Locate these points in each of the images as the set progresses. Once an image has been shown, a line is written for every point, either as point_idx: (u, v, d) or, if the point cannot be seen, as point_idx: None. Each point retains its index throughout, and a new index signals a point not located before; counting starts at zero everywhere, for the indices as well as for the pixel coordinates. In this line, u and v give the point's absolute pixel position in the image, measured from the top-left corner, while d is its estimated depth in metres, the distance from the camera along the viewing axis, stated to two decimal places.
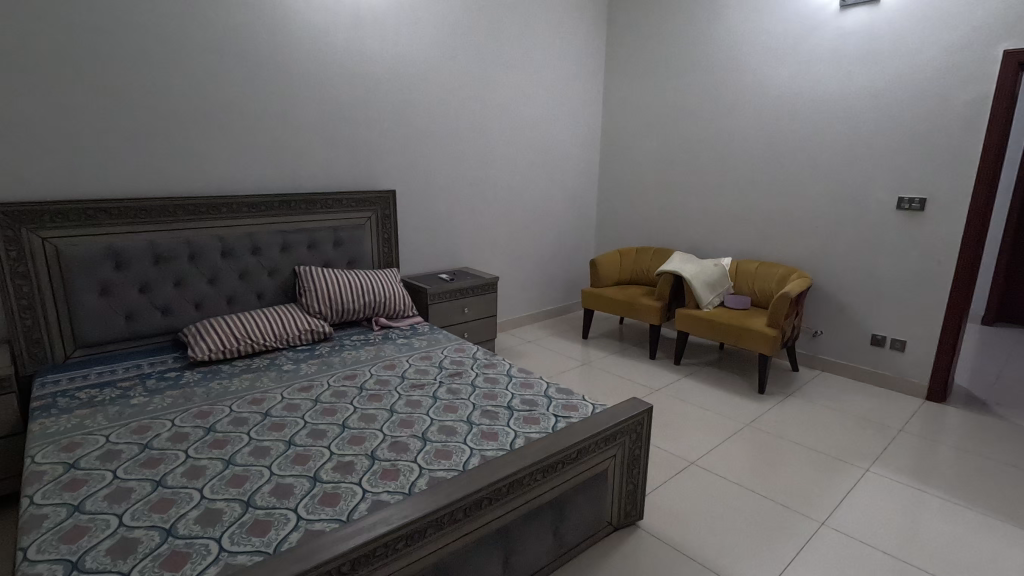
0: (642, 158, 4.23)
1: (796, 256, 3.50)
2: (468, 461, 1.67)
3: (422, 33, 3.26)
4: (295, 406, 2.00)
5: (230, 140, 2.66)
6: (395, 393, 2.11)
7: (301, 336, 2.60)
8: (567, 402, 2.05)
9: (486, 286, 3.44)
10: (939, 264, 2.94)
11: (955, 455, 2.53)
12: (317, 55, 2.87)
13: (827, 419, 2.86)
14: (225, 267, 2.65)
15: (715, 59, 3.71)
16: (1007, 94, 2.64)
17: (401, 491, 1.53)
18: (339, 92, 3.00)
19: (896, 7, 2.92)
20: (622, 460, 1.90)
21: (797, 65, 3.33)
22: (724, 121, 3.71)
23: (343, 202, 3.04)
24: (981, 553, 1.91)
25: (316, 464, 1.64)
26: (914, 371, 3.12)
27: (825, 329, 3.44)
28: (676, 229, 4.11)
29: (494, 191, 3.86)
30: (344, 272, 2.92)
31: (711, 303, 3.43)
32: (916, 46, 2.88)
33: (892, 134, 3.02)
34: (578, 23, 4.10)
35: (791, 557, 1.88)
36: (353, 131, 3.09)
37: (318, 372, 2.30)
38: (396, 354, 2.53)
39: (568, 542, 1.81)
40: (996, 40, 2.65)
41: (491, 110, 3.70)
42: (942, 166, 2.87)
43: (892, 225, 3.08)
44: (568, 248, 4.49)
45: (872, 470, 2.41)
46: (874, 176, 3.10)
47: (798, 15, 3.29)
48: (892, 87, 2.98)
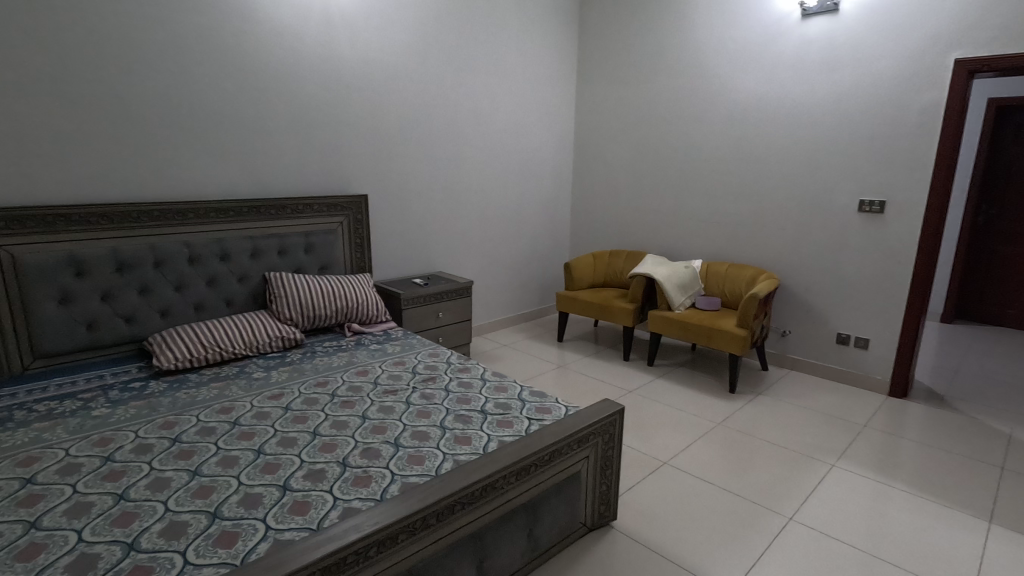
0: (614, 162, 4.28)
1: (763, 258, 3.58)
2: (441, 465, 1.66)
3: (393, 37, 3.25)
4: (265, 415, 1.96)
5: (197, 145, 2.62)
6: (368, 399, 2.09)
7: (271, 343, 2.56)
8: (540, 404, 2.06)
9: (461, 290, 3.44)
10: (899, 264, 3.05)
11: (916, 448, 2.62)
12: (286, 58, 2.85)
13: (795, 417, 2.93)
14: (193, 273, 2.59)
15: (683, 65, 3.78)
16: (959, 101, 2.76)
17: (373, 497, 1.51)
18: (309, 95, 2.97)
19: (854, 17, 3.03)
20: (595, 461, 1.92)
21: (762, 72, 3.41)
22: (693, 126, 3.79)
23: (314, 207, 3.01)
24: (941, 544, 1.97)
25: (286, 473, 1.62)
26: (877, 368, 3.22)
27: (793, 329, 3.53)
28: (647, 232, 4.17)
29: (468, 195, 3.86)
30: (316, 278, 2.89)
31: (683, 304, 3.48)
32: (874, 55, 2.99)
33: (853, 139, 3.11)
34: (550, 29, 4.14)
35: (761, 552, 1.92)
36: (324, 135, 3.06)
37: (289, 380, 2.27)
38: (368, 359, 2.51)
39: (543, 544, 1.82)
40: (948, 50, 2.77)
41: (463, 115, 3.71)
42: (901, 169, 2.98)
43: (854, 227, 3.18)
44: (542, 252, 4.51)
45: (837, 465, 2.47)
46: (836, 179, 3.20)
47: (762, 24, 3.38)
48: (852, 94, 3.09)
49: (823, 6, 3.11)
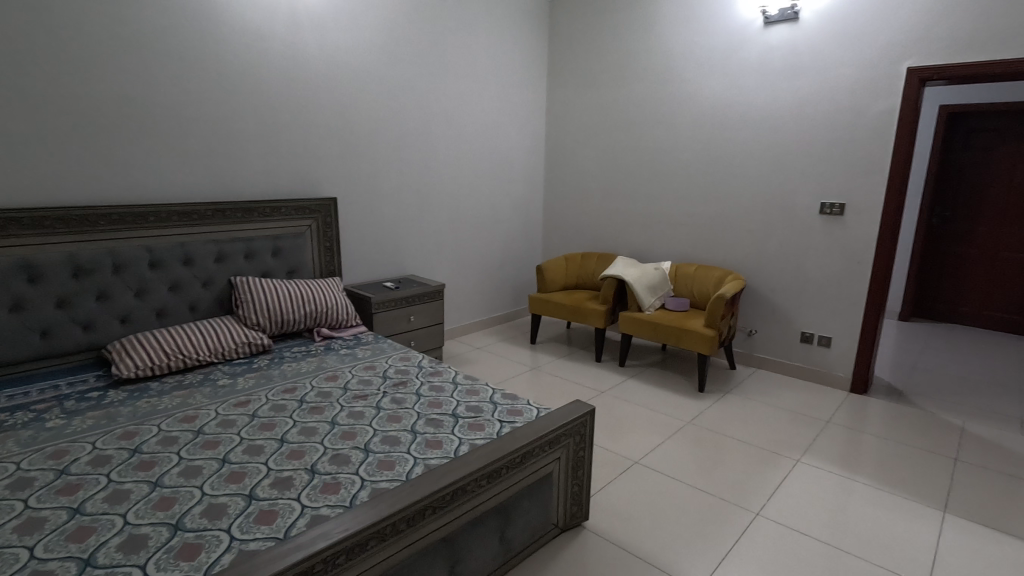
0: (584, 165, 4.32)
1: (730, 259, 3.66)
2: (411, 470, 1.65)
3: (361, 39, 3.22)
4: (230, 423, 1.92)
5: (158, 146, 2.55)
6: (337, 405, 2.06)
7: (238, 349, 2.50)
8: (512, 407, 2.06)
9: (432, 294, 3.42)
10: (858, 265, 3.15)
11: (877, 443, 2.71)
12: (251, 58, 2.79)
13: (762, 414, 2.99)
14: (154, 278, 2.52)
15: (651, 70, 3.84)
16: (911, 108, 2.87)
17: (342, 504, 1.49)
18: (275, 97, 2.92)
19: (814, 26, 3.13)
20: (566, 462, 1.93)
21: (727, 77, 3.49)
22: (661, 130, 3.85)
23: (282, 210, 2.95)
24: (901, 535, 2.04)
25: (252, 481, 1.58)
26: (839, 365, 3.32)
27: (759, 328, 3.61)
28: (618, 235, 4.22)
29: (440, 198, 3.85)
30: (284, 282, 2.83)
31: (653, 305, 3.53)
32: (832, 62, 3.09)
33: (814, 144, 3.21)
34: (520, 33, 4.16)
35: (729, 547, 1.95)
36: (291, 136, 3.01)
37: (256, 386, 2.22)
38: (338, 364, 2.47)
39: (515, 546, 1.82)
40: (901, 58, 2.88)
41: (434, 117, 3.70)
42: (859, 173, 3.08)
43: (815, 228, 3.27)
44: (515, 255, 4.53)
45: (802, 461, 2.54)
46: (798, 182, 3.30)
47: (726, 31, 3.46)
48: (813, 99, 3.18)
49: (784, 14, 3.20)
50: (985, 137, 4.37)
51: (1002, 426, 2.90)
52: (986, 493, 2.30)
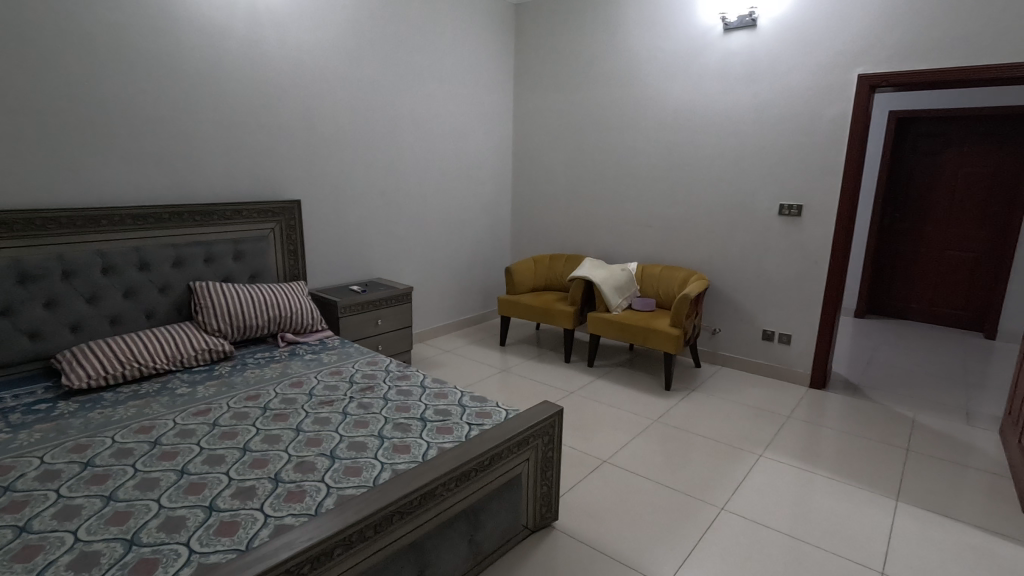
0: (552, 167, 4.36)
1: (694, 259, 3.74)
2: (379, 476, 1.63)
3: (324, 39, 3.18)
4: (189, 432, 1.86)
5: (111, 146, 2.45)
6: (302, 411, 2.02)
7: (198, 356, 2.42)
8: (480, 409, 2.06)
9: (400, 297, 3.39)
10: (815, 264, 3.26)
11: (835, 435, 2.81)
12: (209, 57, 2.71)
13: (727, 411, 3.07)
14: (108, 284, 2.42)
15: (616, 73, 3.89)
16: (862, 113, 2.99)
17: (307, 512, 1.46)
18: (235, 97, 2.85)
19: (770, 33, 3.23)
20: (535, 463, 1.93)
21: (689, 82, 3.57)
22: (626, 133, 3.91)
23: (243, 213, 2.88)
24: (858, 525, 2.11)
25: (212, 492, 1.54)
26: (799, 362, 3.43)
27: (723, 326, 3.70)
28: (585, 236, 4.26)
29: (407, 200, 3.82)
30: (246, 287, 2.76)
31: (621, 306, 3.58)
32: (788, 68, 3.19)
33: (772, 147, 3.31)
34: (486, 35, 4.17)
35: (696, 542, 1.99)
36: (252, 137, 2.94)
37: (217, 394, 2.15)
38: (303, 370, 2.42)
39: (485, 549, 1.82)
40: (853, 65, 3.00)
41: (400, 119, 3.67)
42: (815, 175, 3.19)
43: (774, 229, 3.38)
44: (484, 257, 4.52)
45: (765, 455, 2.61)
46: (758, 184, 3.40)
47: (687, 36, 3.54)
48: (770, 104, 3.28)
49: (742, 21, 3.29)
50: (932, 142, 4.59)
51: (949, 417, 3.04)
52: (935, 481, 2.41)
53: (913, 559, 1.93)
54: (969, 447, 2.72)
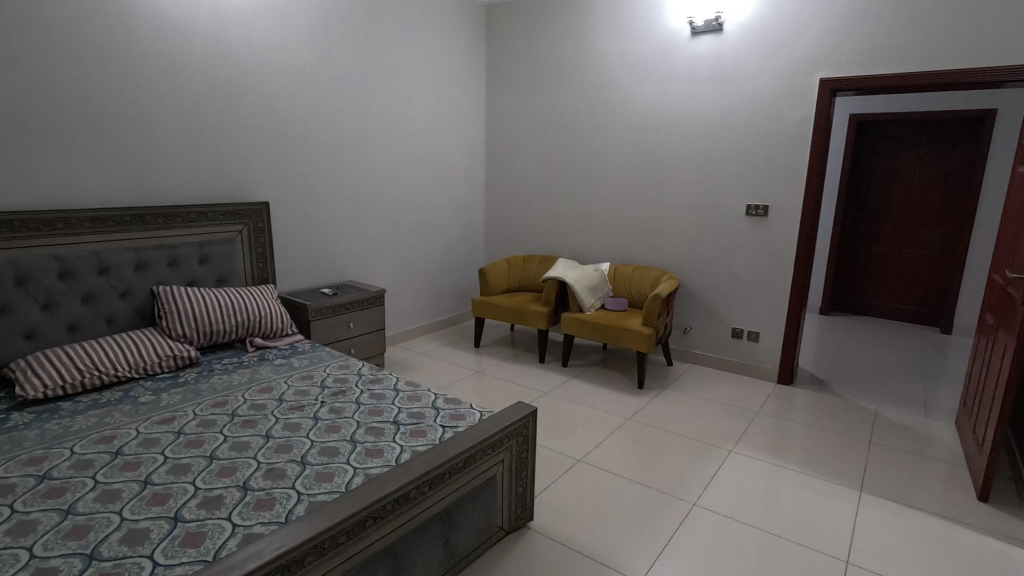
0: (524, 168, 4.37)
1: (665, 259, 3.80)
2: (351, 481, 1.61)
3: (292, 38, 3.12)
4: (153, 441, 1.80)
5: (67, 146, 2.37)
6: (272, 417, 1.98)
7: (162, 363, 2.35)
8: (455, 411, 2.05)
9: (372, 299, 3.36)
10: (781, 263, 3.34)
11: (802, 429, 2.89)
12: (171, 55, 2.64)
13: (698, 408, 3.12)
14: (65, 289, 2.33)
15: (587, 75, 3.93)
16: (824, 117, 3.08)
17: (277, 520, 1.43)
18: (199, 96, 2.77)
19: (736, 37, 3.30)
20: (510, 464, 1.93)
21: (659, 84, 3.62)
22: (598, 134, 3.95)
23: (209, 215, 2.80)
24: (825, 516, 2.17)
25: (177, 503, 1.49)
26: (767, 358, 3.51)
27: (693, 325, 3.77)
28: (558, 237, 4.28)
29: (378, 202, 3.78)
30: (213, 291, 2.69)
31: (594, 306, 3.61)
32: (754, 71, 3.27)
33: (739, 149, 3.39)
34: (458, 36, 4.16)
35: (669, 538, 2.02)
36: (217, 138, 2.87)
37: (183, 402, 2.09)
38: (273, 375, 2.37)
39: (459, 551, 1.81)
40: (815, 70, 3.09)
41: (371, 120, 3.64)
42: (780, 176, 3.27)
43: (742, 229, 3.45)
44: (457, 259, 4.51)
45: (735, 451, 2.66)
46: (725, 185, 3.47)
47: (656, 39, 3.59)
48: (737, 106, 3.36)
49: (709, 26, 3.35)
50: (890, 144, 4.76)
51: (909, 409, 3.15)
52: (896, 472, 2.49)
53: (877, 548, 1.99)
54: (928, 438, 2.82)
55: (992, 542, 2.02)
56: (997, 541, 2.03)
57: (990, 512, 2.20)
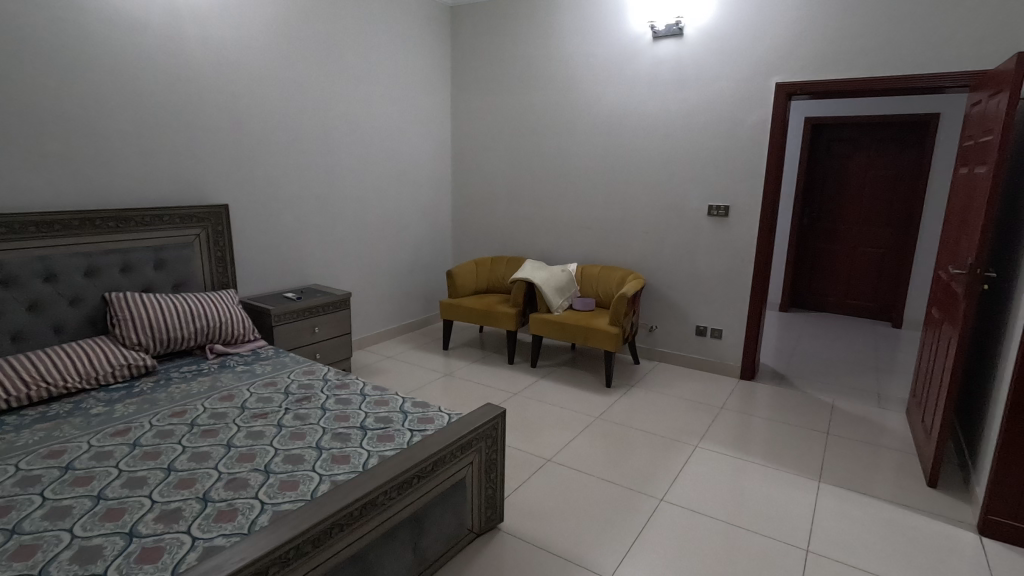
0: (491, 169, 4.37)
1: (631, 259, 3.85)
2: (317, 488, 1.58)
3: (250, 36, 3.05)
4: (106, 455, 1.73)
5: (10, 147, 2.25)
6: (233, 426, 1.93)
7: (115, 373, 2.26)
8: (423, 415, 2.03)
9: (338, 303, 3.30)
10: (742, 262, 3.44)
11: (764, 423, 2.97)
12: (123, 53, 2.55)
13: (665, 404, 3.18)
14: (8, 297, 2.21)
15: (552, 77, 3.95)
16: (781, 120, 3.18)
17: (239, 532, 1.39)
18: (153, 95, 2.68)
19: (696, 42, 3.38)
20: (479, 466, 1.93)
21: (623, 87, 3.67)
22: (563, 136, 3.98)
23: (165, 218, 2.71)
24: (787, 507, 2.24)
25: (132, 517, 1.44)
26: (730, 355, 3.60)
27: (659, 323, 3.84)
28: (526, 238, 4.30)
29: (343, 204, 3.73)
30: (170, 297, 2.60)
31: (562, 306, 3.63)
32: (713, 75, 3.35)
33: (700, 151, 3.46)
34: (422, 36, 4.13)
35: (638, 534, 2.05)
36: (172, 138, 2.78)
37: (139, 412, 2.02)
38: (234, 383, 2.31)
39: (429, 556, 1.79)
40: (771, 74, 3.19)
41: (334, 122, 3.58)
42: (740, 177, 3.36)
43: (704, 229, 3.53)
44: (425, 261, 4.48)
45: (701, 446, 2.72)
46: (688, 186, 3.54)
47: (619, 42, 3.64)
48: (698, 109, 3.43)
49: (670, 30, 3.42)
50: (843, 146, 4.95)
51: (864, 400, 3.28)
52: (852, 461, 2.59)
53: (835, 535, 2.07)
54: (882, 428, 2.94)
55: (941, 526, 2.12)
56: (945, 525, 2.13)
57: (938, 497, 2.31)
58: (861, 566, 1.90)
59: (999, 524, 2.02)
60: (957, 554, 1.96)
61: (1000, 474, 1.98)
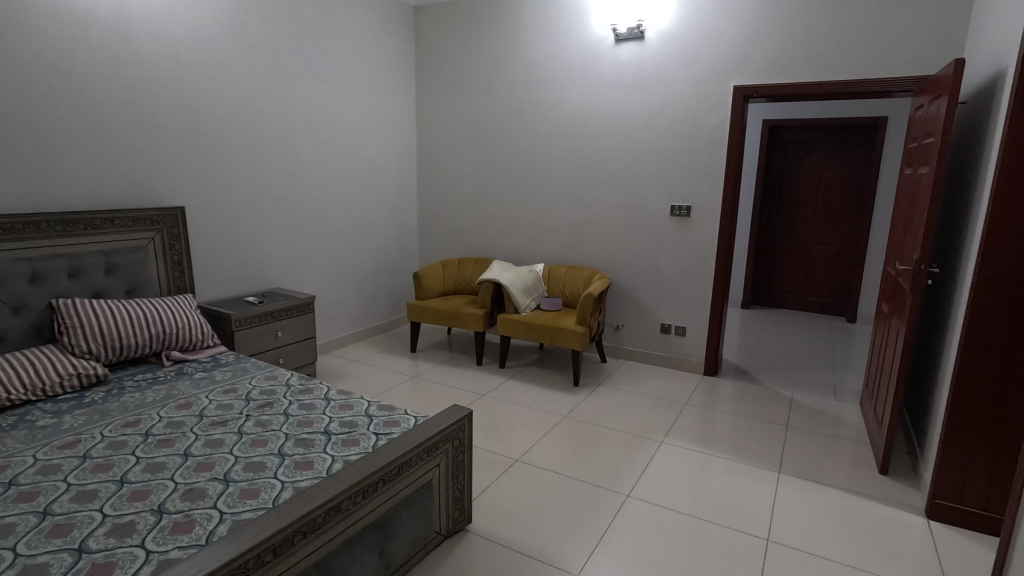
0: (457, 170, 4.36)
1: (596, 258, 3.90)
2: (279, 496, 1.55)
3: (204, 34, 2.96)
4: (53, 469, 1.65)
5: None
6: (191, 435, 1.87)
7: (64, 383, 2.16)
8: (388, 418, 2.01)
9: (301, 307, 3.24)
10: (704, 261, 3.52)
11: (726, 418, 3.05)
12: (68, 50, 2.44)
13: (631, 402, 3.23)
14: None
15: (516, 78, 3.97)
16: (738, 122, 3.26)
17: (196, 543, 1.35)
18: (101, 94, 2.57)
19: (656, 46, 3.45)
20: (446, 468, 1.92)
21: (586, 89, 3.71)
22: (529, 136, 4.00)
23: (117, 221, 2.61)
24: (749, 498, 2.30)
25: (82, 533, 1.38)
26: (693, 352, 3.68)
27: (625, 322, 3.90)
28: (492, 239, 4.30)
29: (305, 206, 3.66)
30: (123, 303, 2.51)
31: (529, 306, 3.65)
32: (673, 77, 3.42)
33: (662, 152, 3.53)
34: (384, 36, 4.09)
35: (604, 530, 2.08)
36: (123, 139, 2.68)
37: (89, 424, 1.93)
38: (192, 390, 2.24)
39: (396, 560, 1.77)
40: (729, 78, 3.27)
41: (295, 123, 3.52)
42: (700, 178, 3.44)
43: (667, 229, 3.60)
44: (391, 264, 4.44)
45: (666, 442, 2.77)
46: (651, 187, 3.60)
47: (582, 45, 3.68)
48: (659, 111, 3.50)
49: (631, 33, 3.47)
50: (798, 148, 5.11)
51: (820, 393, 3.40)
52: (810, 452, 2.68)
53: (793, 523, 2.14)
54: (837, 419, 3.05)
55: (892, 511, 2.22)
56: (896, 510, 2.22)
57: (890, 483, 2.41)
58: (819, 553, 1.97)
59: (944, 507, 2.12)
60: (907, 538, 2.05)
61: (947, 459, 2.08)
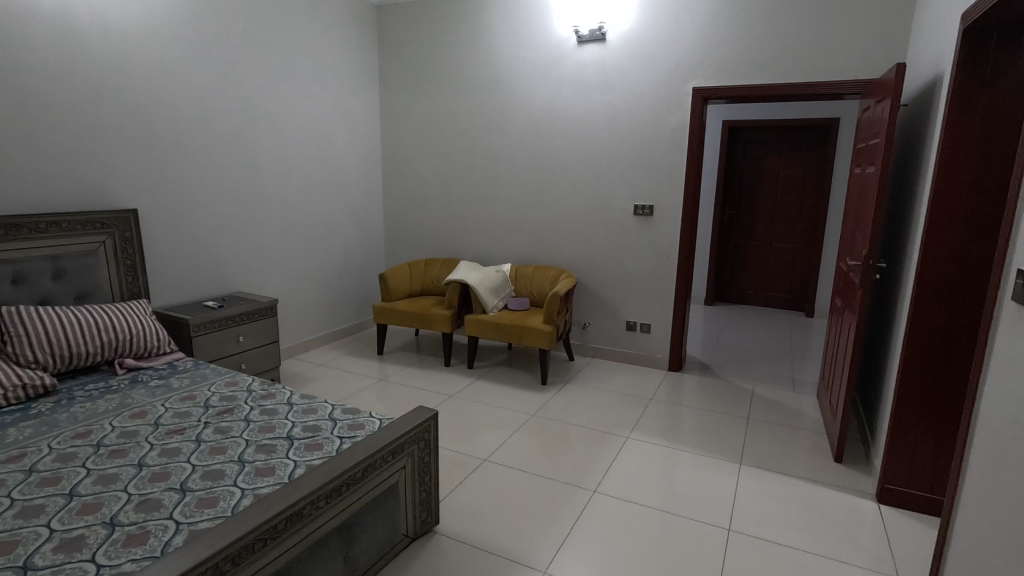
0: (422, 171, 4.33)
1: (563, 258, 3.93)
2: (238, 503, 1.51)
3: (156, 31, 2.87)
4: None
5: None
6: (145, 444, 1.81)
7: (7, 395, 2.06)
8: (352, 421, 1.99)
9: (263, 311, 3.17)
10: (667, 259, 3.59)
11: (690, 412, 3.12)
12: (10, 43, 2.33)
13: (598, 399, 3.27)
14: None
15: (481, 78, 3.97)
16: (698, 122, 3.34)
17: (151, 555, 1.31)
18: (46, 91, 2.47)
19: (618, 47, 3.50)
20: (412, 470, 1.90)
21: (549, 89, 3.74)
22: (494, 136, 4.00)
23: (64, 225, 2.50)
24: (712, 490, 2.36)
25: (27, 550, 1.32)
26: (657, 348, 3.75)
27: (592, 320, 3.94)
28: (459, 239, 4.29)
29: (266, 207, 3.58)
30: (71, 310, 2.40)
31: (497, 306, 3.65)
32: (635, 79, 3.48)
33: (624, 153, 3.59)
34: (346, 35, 4.04)
35: (572, 524, 2.11)
36: (71, 138, 2.58)
37: (36, 436, 1.85)
38: (148, 399, 2.16)
39: (362, 564, 1.76)
40: (688, 80, 3.34)
41: (253, 123, 3.44)
42: (662, 177, 3.51)
43: (630, 228, 3.66)
44: (356, 265, 4.38)
45: (631, 437, 2.82)
46: (615, 186, 3.65)
47: (545, 46, 3.71)
48: (622, 111, 3.55)
49: (593, 35, 3.51)
50: (757, 148, 5.26)
51: (780, 386, 3.50)
52: (770, 443, 2.76)
53: (753, 512, 2.20)
54: (796, 411, 3.15)
55: (846, 497, 2.31)
56: (849, 496, 2.31)
57: (844, 471, 2.50)
58: (777, 540, 2.04)
59: (894, 491, 2.21)
60: (861, 523, 2.13)
61: (896, 445, 2.17)
